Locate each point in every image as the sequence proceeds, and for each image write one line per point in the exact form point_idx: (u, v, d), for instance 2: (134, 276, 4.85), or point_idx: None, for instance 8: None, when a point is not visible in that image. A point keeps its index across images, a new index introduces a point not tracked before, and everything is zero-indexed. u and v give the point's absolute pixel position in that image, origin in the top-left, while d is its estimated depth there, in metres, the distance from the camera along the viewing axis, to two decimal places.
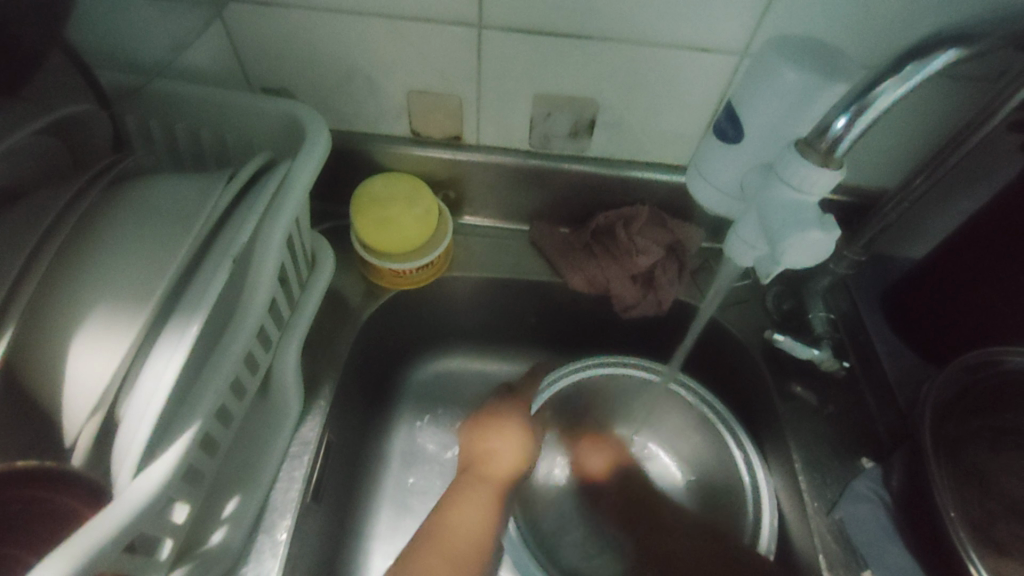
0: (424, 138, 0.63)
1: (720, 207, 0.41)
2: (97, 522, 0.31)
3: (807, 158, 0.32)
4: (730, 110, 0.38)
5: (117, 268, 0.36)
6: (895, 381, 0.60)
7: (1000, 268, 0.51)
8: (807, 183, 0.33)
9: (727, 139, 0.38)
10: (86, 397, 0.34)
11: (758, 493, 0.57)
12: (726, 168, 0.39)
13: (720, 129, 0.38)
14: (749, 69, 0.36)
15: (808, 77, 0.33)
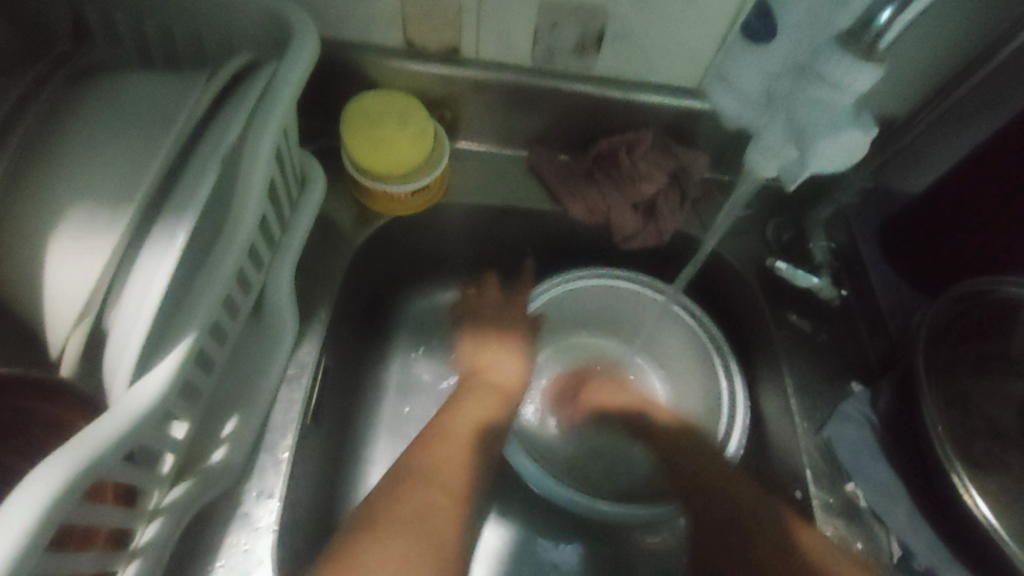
0: (419, 50, 0.58)
1: (737, 115, 0.42)
2: (95, 429, 0.29)
3: (848, 55, 0.33)
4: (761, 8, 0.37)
5: (95, 166, 0.32)
6: (888, 310, 0.60)
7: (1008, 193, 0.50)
8: (838, 86, 0.34)
9: (757, 41, 0.38)
10: (71, 307, 0.31)
11: (733, 419, 0.59)
12: (754, 72, 0.39)
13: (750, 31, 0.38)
14: None
15: None
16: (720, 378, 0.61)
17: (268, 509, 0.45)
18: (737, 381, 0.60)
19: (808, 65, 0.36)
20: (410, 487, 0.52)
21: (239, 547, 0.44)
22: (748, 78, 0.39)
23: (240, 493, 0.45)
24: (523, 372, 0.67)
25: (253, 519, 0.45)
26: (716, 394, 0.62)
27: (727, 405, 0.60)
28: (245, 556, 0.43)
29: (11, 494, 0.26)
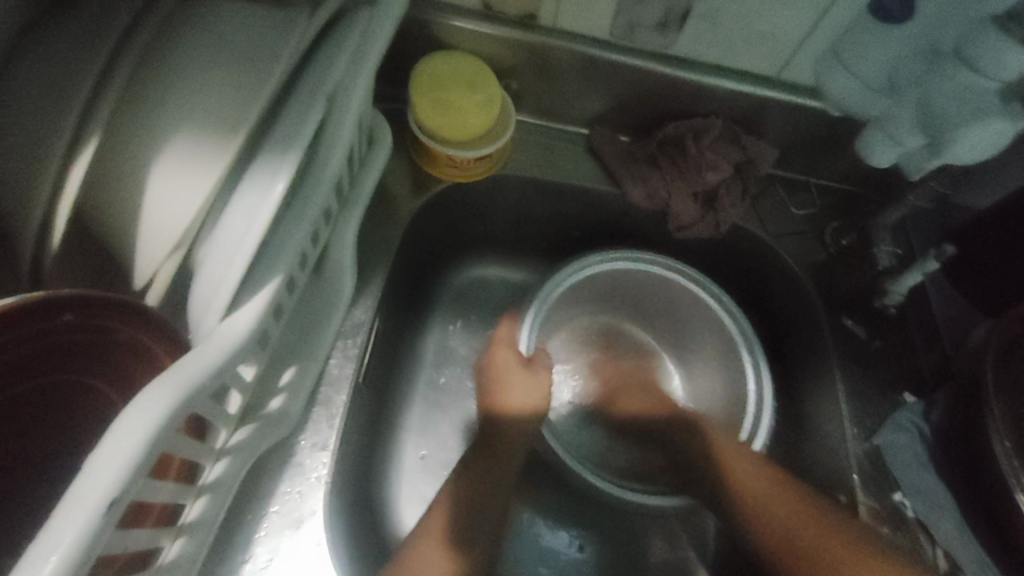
0: (495, 13, 0.56)
1: (852, 100, 0.44)
2: (192, 358, 0.28)
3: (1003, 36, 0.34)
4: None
5: (196, 95, 0.30)
6: (943, 325, 0.60)
7: None
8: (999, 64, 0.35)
9: (889, 19, 0.39)
10: (166, 237, 0.30)
11: (755, 424, 0.58)
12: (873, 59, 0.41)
13: (883, 6, 0.39)
14: None
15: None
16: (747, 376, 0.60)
17: (321, 460, 0.47)
18: (765, 376, 0.59)
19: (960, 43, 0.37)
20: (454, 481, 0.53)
21: (295, 493, 0.46)
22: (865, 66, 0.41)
23: (294, 443, 0.47)
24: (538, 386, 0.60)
25: (307, 469, 0.47)
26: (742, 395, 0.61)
27: (752, 402, 0.59)
28: (300, 503, 0.45)
29: (119, 415, 0.24)
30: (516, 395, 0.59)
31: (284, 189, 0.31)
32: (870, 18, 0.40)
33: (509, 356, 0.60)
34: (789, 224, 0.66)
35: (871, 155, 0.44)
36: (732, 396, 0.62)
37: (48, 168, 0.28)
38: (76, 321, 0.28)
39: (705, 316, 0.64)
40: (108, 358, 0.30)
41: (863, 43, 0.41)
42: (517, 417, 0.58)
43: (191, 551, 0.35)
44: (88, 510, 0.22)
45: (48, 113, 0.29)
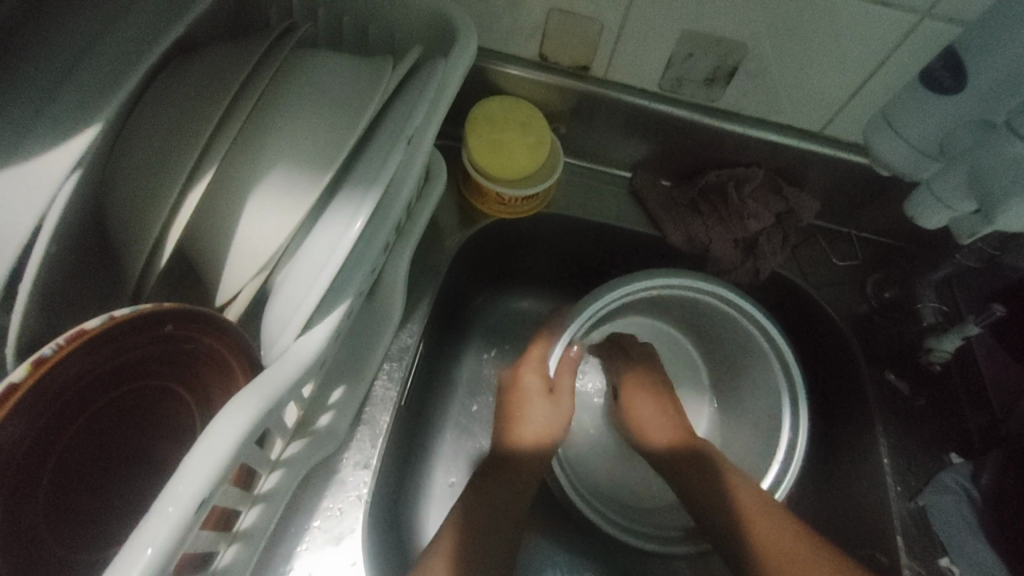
0: (551, 64, 0.59)
1: (906, 163, 0.44)
2: (273, 374, 0.31)
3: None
4: (949, 59, 0.40)
5: (296, 134, 0.34)
6: (992, 383, 0.56)
7: None
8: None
9: (941, 90, 0.41)
10: (258, 260, 0.33)
11: (782, 474, 0.56)
12: (926, 125, 0.42)
13: (933, 77, 0.41)
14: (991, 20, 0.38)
15: None
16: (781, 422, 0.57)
17: (362, 479, 0.50)
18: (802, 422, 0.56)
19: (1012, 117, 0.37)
20: (486, 509, 0.53)
21: (335, 510, 0.49)
22: (919, 129, 0.42)
23: (338, 461, 0.50)
24: (557, 412, 0.59)
25: (348, 487, 0.49)
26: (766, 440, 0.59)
27: (779, 455, 0.57)
28: (339, 521, 0.48)
29: (211, 422, 0.27)
30: (534, 424, 0.58)
31: (361, 226, 0.33)
32: (921, 86, 0.42)
33: (535, 380, 0.60)
34: (830, 273, 0.66)
35: (919, 215, 0.45)
36: (761, 440, 0.60)
37: (168, 198, 0.31)
38: (174, 332, 0.30)
39: (751, 350, 0.61)
40: (190, 367, 0.33)
41: (914, 111, 0.42)
42: (529, 438, 0.57)
43: (243, 559, 0.36)
44: (179, 507, 0.24)
45: (171, 147, 0.32)
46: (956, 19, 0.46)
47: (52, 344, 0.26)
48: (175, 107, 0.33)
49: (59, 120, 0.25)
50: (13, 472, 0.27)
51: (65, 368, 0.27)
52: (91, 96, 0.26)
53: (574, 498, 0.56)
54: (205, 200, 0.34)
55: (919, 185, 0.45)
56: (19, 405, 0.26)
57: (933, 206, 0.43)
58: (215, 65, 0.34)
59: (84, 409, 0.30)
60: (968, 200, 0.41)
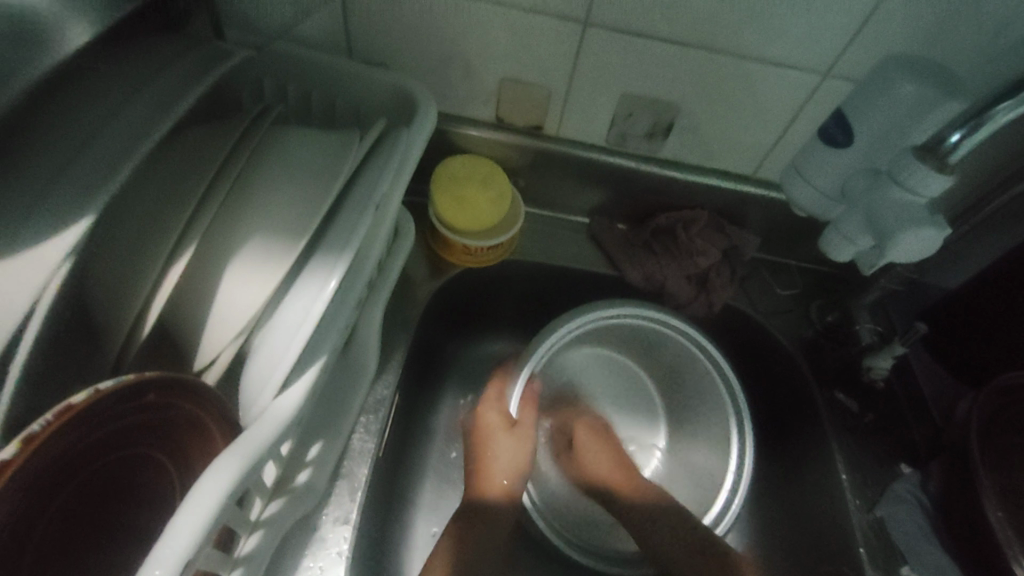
0: (507, 124, 0.65)
1: (817, 205, 0.50)
2: (250, 436, 0.32)
3: (926, 164, 0.40)
4: (839, 118, 0.45)
5: (271, 208, 0.37)
6: (930, 398, 0.64)
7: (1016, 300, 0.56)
8: (923, 186, 0.42)
9: (835, 143, 0.46)
10: (236, 326, 0.35)
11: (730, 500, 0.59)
12: (831, 173, 0.48)
13: (828, 133, 0.46)
14: (867, 84, 0.44)
15: (924, 90, 0.41)
16: (729, 445, 0.61)
17: (342, 535, 0.50)
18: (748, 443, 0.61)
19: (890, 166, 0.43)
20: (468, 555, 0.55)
21: (316, 570, 0.49)
22: (824, 178, 0.48)
23: (316, 518, 0.50)
24: (522, 457, 0.60)
25: (329, 544, 0.50)
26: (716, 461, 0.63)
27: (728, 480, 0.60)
28: None
29: (195, 484, 0.29)
30: (501, 460, 0.59)
31: (337, 284, 0.36)
32: (819, 141, 0.47)
33: (496, 417, 0.61)
34: (777, 302, 0.71)
35: (831, 250, 0.50)
36: (713, 462, 0.63)
37: (151, 275, 0.34)
38: (155, 400, 0.32)
39: (700, 377, 0.65)
40: (168, 434, 0.34)
41: (818, 162, 0.48)
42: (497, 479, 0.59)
43: None
44: (165, 571, 0.26)
45: (154, 226, 0.34)
46: (851, 78, 0.53)
47: (41, 421, 0.27)
48: (154, 189, 0.35)
49: (54, 219, 0.28)
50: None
51: (50, 444, 0.28)
52: (81, 191, 0.28)
53: (551, 537, 0.58)
54: (185, 272, 0.36)
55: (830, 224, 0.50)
56: (6, 485, 0.26)
57: (840, 242, 0.48)
58: (195, 149, 0.37)
59: (67, 483, 0.30)
60: (867, 236, 0.47)
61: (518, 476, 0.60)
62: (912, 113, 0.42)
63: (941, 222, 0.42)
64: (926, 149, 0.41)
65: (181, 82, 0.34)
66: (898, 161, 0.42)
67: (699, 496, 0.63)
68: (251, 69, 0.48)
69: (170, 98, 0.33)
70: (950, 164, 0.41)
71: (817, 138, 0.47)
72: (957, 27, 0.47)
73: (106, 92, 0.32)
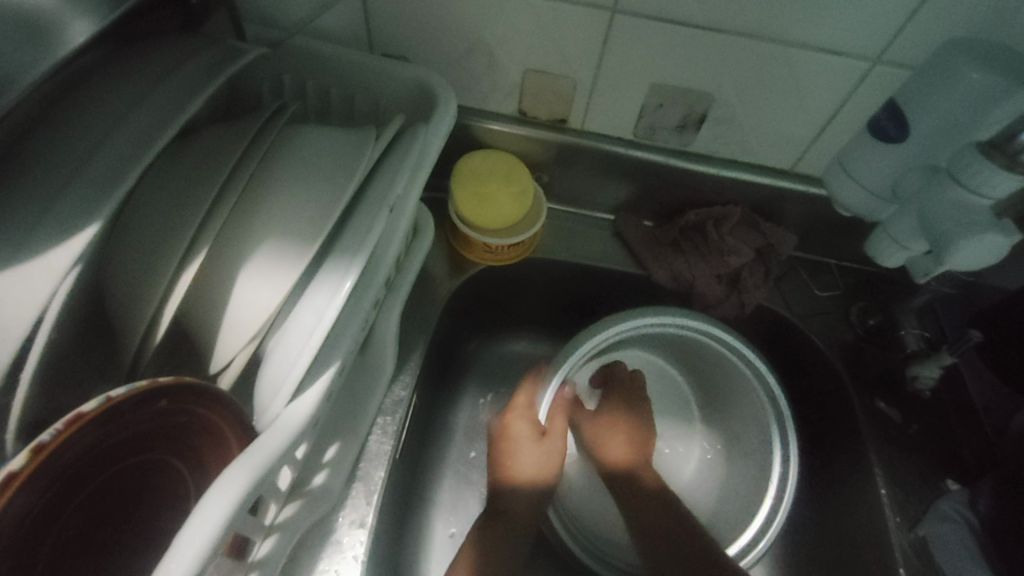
0: (530, 117, 0.62)
1: (861, 204, 0.47)
2: (263, 445, 0.32)
3: (992, 162, 0.36)
4: (892, 109, 0.42)
5: (284, 208, 0.36)
6: (982, 407, 0.58)
7: None
8: (987, 187, 0.37)
9: (887, 138, 0.43)
10: (249, 330, 0.35)
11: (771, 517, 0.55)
12: (879, 170, 0.44)
13: (879, 126, 0.43)
14: (926, 72, 0.40)
15: (991, 79, 0.37)
16: (773, 458, 0.58)
17: (358, 538, 0.50)
18: (792, 455, 0.57)
19: (950, 165, 0.39)
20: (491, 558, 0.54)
21: (331, 572, 0.49)
22: (871, 174, 0.44)
23: (333, 520, 0.50)
24: (548, 466, 0.59)
25: (344, 547, 0.49)
26: (751, 474, 0.60)
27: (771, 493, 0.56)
28: None
29: (204, 497, 0.28)
30: (526, 470, 0.59)
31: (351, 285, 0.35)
32: (868, 134, 0.43)
33: (525, 427, 0.59)
34: (814, 304, 0.67)
35: (879, 254, 0.47)
36: (750, 473, 0.60)
37: (162, 280, 0.33)
38: (169, 407, 0.31)
39: (741, 385, 0.62)
40: (183, 439, 0.34)
41: (866, 158, 0.44)
42: (522, 488, 0.59)
43: None
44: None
45: (166, 230, 0.34)
46: (904, 65, 0.49)
47: (50, 430, 0.27)
48: (168, 191, 0.35)
49: (59, 226, 0.27)
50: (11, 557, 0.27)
51: (62, 453, 0.28)
52: (89, 197, 0.28)
53: (572, 545, 0.57)
54: (201, 275, 0.35)
55: (877, 226, 0.47)
56: (17, 492, 0.26)
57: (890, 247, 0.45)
58: (208, 148, 0.36)
59: (82, 489, 0.30)
60: (920, 239, 0.43)
61: (543, 483, 0.59)
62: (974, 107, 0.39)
63: (1007, 225, 0.38)
64: (991, 146, 0.37)
65: (193, 81, 0.33)
66: (958, 158, 0.38)
67: (733, 509, 0.60)
68: (269, 65, 0.47)
69: (181, 98, 0.32)
70: (1021, 162, 0.36)
71: (868, 133, 0.43)
72: None
73: (118, 93, 0.31)
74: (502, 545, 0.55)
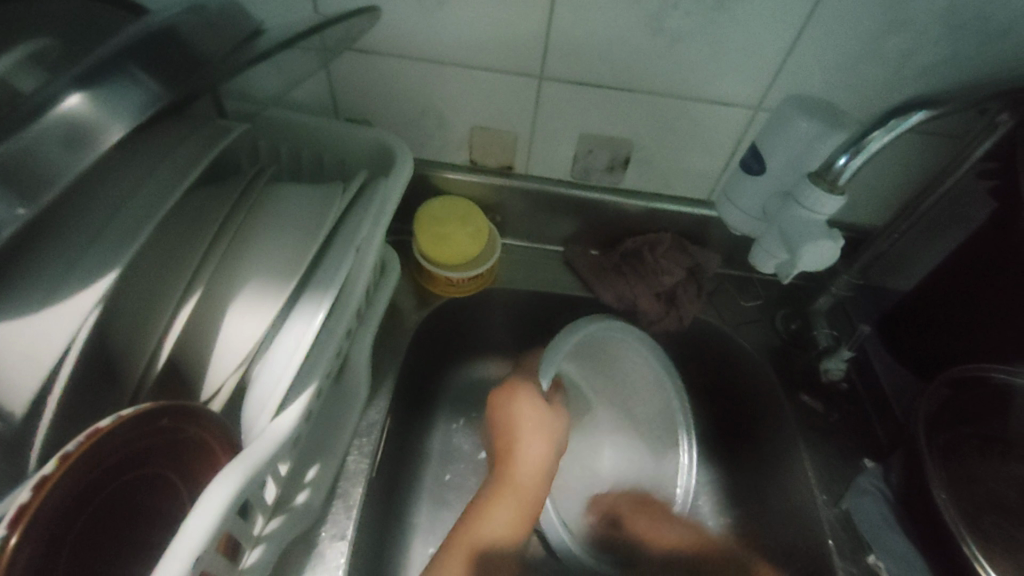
0: (480, 166, 0.71)
1: (746, 225, 0.56)
2: (252, 450, 0.37)
3: (818, 186, 0.47)
4: (754, 149, 0.52)
5: (264, 253, 0.43)
6: (891, 392, 0.67)
7: (955, 292, 0.58)
8: (817, 206, 0.48)
9: (752, 171, 0.52)
10: (238, 357, 0.40)
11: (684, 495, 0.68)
12: (752, 197, 0.54)
13: (746, 163, 0.52)
14: (772, 120, 0.50)
15: (816, 124, 0.48)
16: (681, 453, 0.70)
17: (340, 550, 0.54)
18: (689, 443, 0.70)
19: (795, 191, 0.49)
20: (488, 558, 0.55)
21: None
22: (746, 200, 0.54)
23: (315, 536, 0.54)
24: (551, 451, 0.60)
25: (327, 558, 0.53)
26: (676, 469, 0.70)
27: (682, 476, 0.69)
28: None
29: (201, 495, 0.33)
30: (531, 454, 0.59)
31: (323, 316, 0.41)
32: (740, 170, 0.54)
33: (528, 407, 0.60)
34: (743, 314, 0.76)
35: (758, 262, 0.55)
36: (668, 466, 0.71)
37: (163, 318, 0.39)
38: (170, 425, 0.37)
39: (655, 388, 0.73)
40: (180, 454, 0.39)
41: (742, 188, 0.54)
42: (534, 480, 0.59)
43: None
44: (181, 562, 0.30)
45: (163, 273, 0.40)
46: None
47: (73, 442, 0.32)
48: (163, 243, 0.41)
49: (83, 271, 0.33)
50: (42, 553, 0.31)
51: (85, 459, 0.33)
52: (107, 243, 0.34)
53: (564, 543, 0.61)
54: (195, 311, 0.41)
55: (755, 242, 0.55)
56: (49, 494, 0.31)
57: (764, 257, 0.53)
58: (199, 207, 0.43)
59: (94, 498, 0.35)
60: (781, 249, 0.52)
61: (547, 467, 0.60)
62: (810, 144, 0.48)
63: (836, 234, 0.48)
64: (818, 174, 0.47)
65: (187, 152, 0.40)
66: (798, 186, 0.48)
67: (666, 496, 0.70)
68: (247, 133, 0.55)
69: (181, 166, 0.39)
70: (839, 185, 0.47)
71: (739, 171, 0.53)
72: (860, 62, 0.54)
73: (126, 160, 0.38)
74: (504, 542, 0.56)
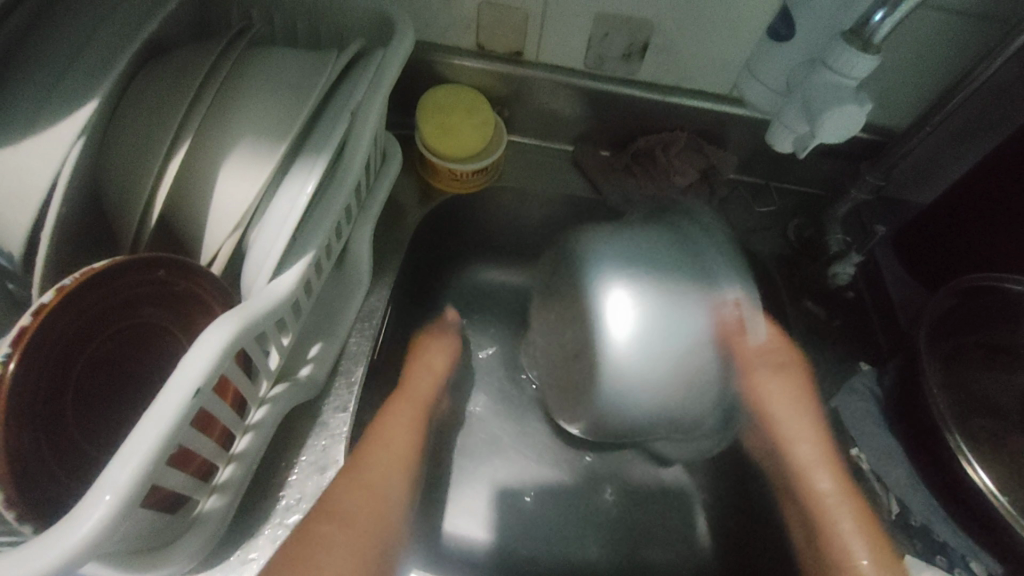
0: (488, 51, 0.66)
1: (766, 102, 0.55)
2: (249, 304, 0.37)
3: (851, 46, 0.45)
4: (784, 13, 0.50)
5: (255, 114, 0.41)
6: (898, 303, 0.66)
7: (988, 201, 0.55)
8: (851, 69, 0.45)
9: (780, 37, 0.51)
10: (233, 219, 0.40)
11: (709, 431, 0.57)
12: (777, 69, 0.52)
13: (774, 29, 0.51)
14: None
15: None
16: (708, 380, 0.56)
17: (342, 420, 0.57)
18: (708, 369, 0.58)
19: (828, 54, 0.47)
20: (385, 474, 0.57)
21: (319, 446, 0.56)
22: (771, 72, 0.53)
23: (319, 407, 0.57)
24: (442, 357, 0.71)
25: (330, 427, 0.57)
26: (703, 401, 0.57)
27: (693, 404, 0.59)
28: (323, 454, 0.55)
29: (199, 337, 0.34)
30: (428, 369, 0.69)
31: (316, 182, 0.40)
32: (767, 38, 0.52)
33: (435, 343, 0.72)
34: (755, 222, 0.74)
35: (775, 140, 0.54)
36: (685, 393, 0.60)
37: (152, 167, 0.38)
38: (166, 276, 0.38)
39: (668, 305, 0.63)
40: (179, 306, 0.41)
41: (767, 58, 0.52)
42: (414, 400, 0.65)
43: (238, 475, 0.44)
44: (181, 393, 0.32)
45: (151, 125, 0.39)
46: None
47: (70, 277, 0.34)
48: (150, 97, 0.40)
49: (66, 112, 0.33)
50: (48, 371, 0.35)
51: (80, 296, 0.35)
52: (89, 82, 0.34)
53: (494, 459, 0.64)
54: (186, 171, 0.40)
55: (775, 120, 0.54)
56: (46, 320, 0.34)
57: (783, 133, 0.52)
58: (183, 62, 0.41)
59: (98, 335, 0.38)
60: (801, 125, 0.50)
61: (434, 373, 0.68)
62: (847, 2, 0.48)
63: (863, 102, 0.47)
64: (853, 33, 0.45)
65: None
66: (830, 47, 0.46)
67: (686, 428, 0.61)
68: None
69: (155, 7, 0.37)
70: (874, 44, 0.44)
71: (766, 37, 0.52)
72: None
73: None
74: (390, 478, 0.55)
